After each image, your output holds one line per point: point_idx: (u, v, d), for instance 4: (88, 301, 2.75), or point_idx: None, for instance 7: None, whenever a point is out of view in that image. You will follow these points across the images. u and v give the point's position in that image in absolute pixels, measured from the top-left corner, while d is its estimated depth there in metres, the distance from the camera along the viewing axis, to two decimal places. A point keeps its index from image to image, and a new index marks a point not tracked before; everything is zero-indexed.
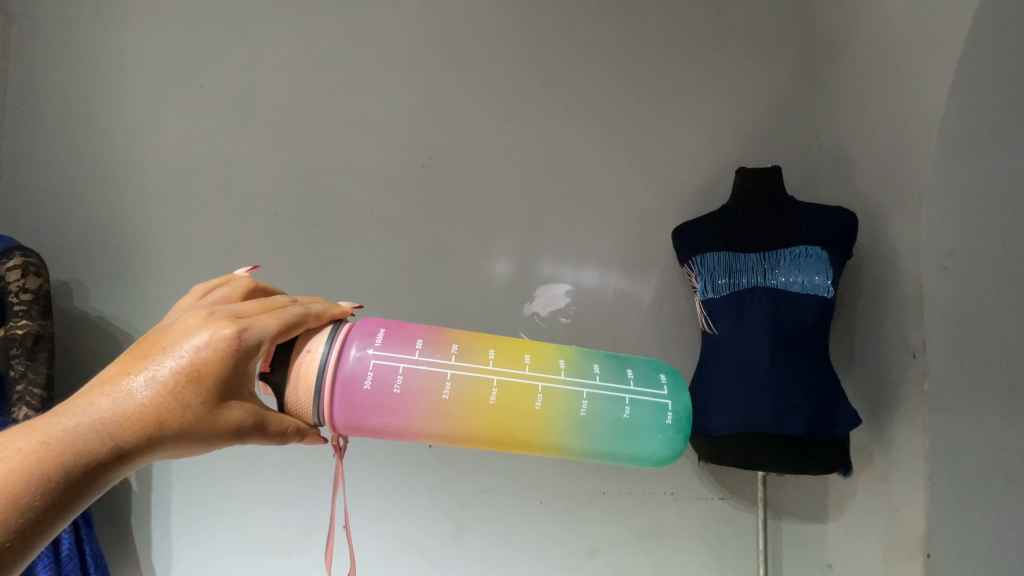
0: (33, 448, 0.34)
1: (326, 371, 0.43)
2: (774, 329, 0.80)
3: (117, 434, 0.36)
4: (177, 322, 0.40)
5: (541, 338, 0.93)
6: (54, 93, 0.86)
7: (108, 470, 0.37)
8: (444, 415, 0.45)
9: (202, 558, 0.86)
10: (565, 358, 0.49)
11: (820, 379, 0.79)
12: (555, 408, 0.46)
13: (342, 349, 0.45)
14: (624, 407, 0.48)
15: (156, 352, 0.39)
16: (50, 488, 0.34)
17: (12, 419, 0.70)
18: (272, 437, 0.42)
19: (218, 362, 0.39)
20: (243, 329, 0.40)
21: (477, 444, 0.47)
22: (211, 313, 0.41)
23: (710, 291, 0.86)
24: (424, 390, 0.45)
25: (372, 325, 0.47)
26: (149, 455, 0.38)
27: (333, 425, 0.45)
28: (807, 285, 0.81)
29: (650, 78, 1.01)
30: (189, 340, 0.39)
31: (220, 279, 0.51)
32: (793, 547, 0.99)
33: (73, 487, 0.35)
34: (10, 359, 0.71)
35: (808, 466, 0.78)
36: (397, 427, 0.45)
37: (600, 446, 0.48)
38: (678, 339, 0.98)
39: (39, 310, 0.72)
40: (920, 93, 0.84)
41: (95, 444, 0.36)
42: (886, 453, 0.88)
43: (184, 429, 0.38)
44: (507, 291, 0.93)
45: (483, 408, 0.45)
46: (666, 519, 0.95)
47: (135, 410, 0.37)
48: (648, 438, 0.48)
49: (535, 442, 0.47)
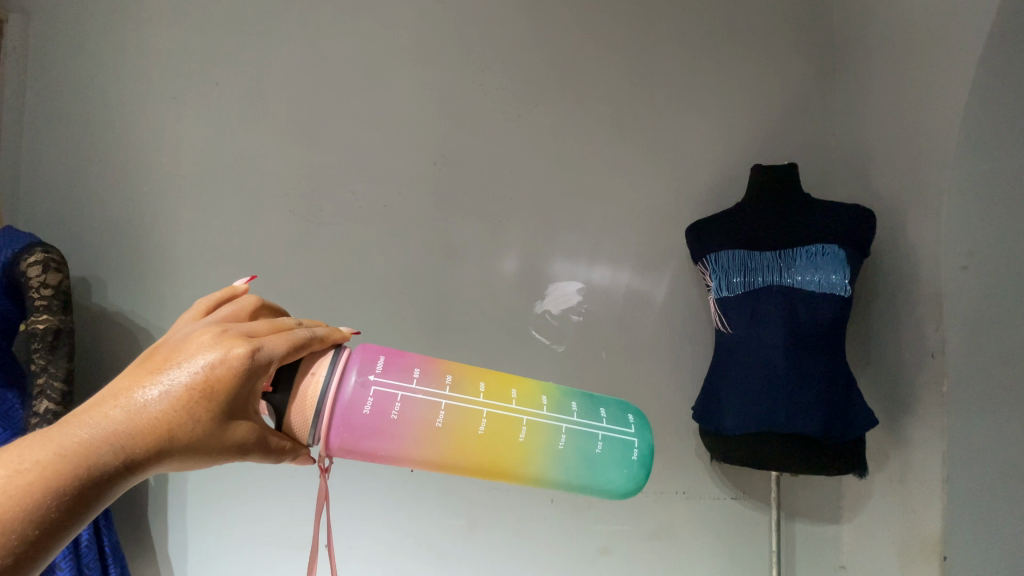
0: (48, 460, 0.33)
1: (327, 396, 0.43)
2: (789, 331, 0.79)
3: (129, 447, 0.35)
4: (190, 336, 0.40)
5: (552, 336, 0.93)
6: (72, 92, 0.87)
7: (116, 482, 0.35)
8: (435, 443, 0.45)
9: (216, 551, 0.87)
10: (547, 393, 0.49)
11: (835, 380, 0.78)
12: (536, 441, 0.46)
13: (344, 374, 0.45)
14: (596, 443, 0.48)
15: (169, 365, 0.38)
16: (62, 500, 0.33)
17: (32, 413, 0.71)
18: (272, 453, 0.42)
19: (231, 378, 0.39)
20: (257, 348, 0.40)
21: (462, 472, 0.46)
22: (224, 330, 0.41)
23: (725, 289, 0.84)
24: (418, 418, 0.45)
25: (372, 351, 0.47)
26: (156, 466, 0.37)
27: (327, 447, 0.44)
28: (824, 284, 0.80)
29: (664, 74, 1.00)
30: (203, 357, 0.39)
31: (221, 292, 0.51)
32: (805, 548, 0.98)
33: (85, 499, 0.34)
34: (30, 353, 0.72)
35: (821, 468, 0.77)
36: (389, 453, 0.44)
37: (573, 478, 0.47)
38: (689, 338, 0.98)
39: (59, 305, 0.74)
40: (939, 89, 0.83)
41: (110, 457, 0.35)
42: (901, 455, 0.87)
43: (194, 444, 0.38)
44: (517, 288, 0.93)
45: (472, 438, 0.45)
46: (678, 517, 0.95)
47: (148, 423, 0.36)
48: (615, 473, 0.48)
49: (515, 472, 0.46)
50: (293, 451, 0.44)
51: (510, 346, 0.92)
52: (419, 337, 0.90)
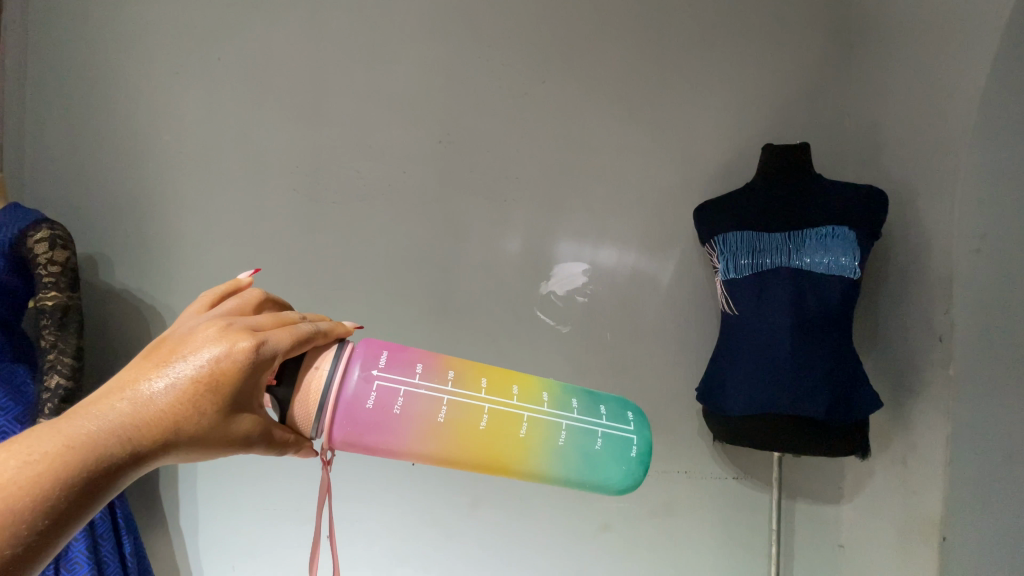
0: (58, 451, 0.32)
1: (330, 390, 0.43)
2: (796, 313, 0.78)
3: (137, 438, 0.35)
4: (196, 329, 0.40)
5: (557, 318, 0.93)
6: (73, 66, 0.86)
7: (124, 474, 0.35)
8: (437, 438, 0.45)
9: (226, 524, 0.89)
10: (548, 390, 0.49)
11: (841, 363, 0.77)
12: (536, 437, 0.46)
13: (347, 369, 0.45)
14: (596, 440, 0.48)
15: (174, 358, 0.38)
16: (72, 491, 0.33)
17: (42, 388, 0.72)
18: (275, 446, 0.42)
19: (236, 372, 0.39)
20: (261, 343, 0.40)
21: (462, 467, 0.47)
22: (228, 324, 0.40)
23: (732, 271, 0.83)
24: (421, 413, 0.45)
25: (375, 346, 0.47)
26: (162, 458, 0.37)
27: (330, 440, 0.44)
28: (833, 266, 0.79)
29: (675, 50, 0.98)
30: (208, 350, 0.38)
31: (226, 286, 0.50)
32: (805, 527, 1.00)
33: (93, 490, 0.34)
34: (40, 329, 0.73)
35: (824, 450, 0.77)
36: (391, 447, 0.45)
37: (571, 474, 0.48)
38: (695, 319, 0.97)
39: (67, 282, 0.74)
40: (959, 67, 0.80)
41: (117, 448, 0.34)
42: (905, 438, 0.87)
43: (200, 437, 0.37)
44: (523, 268, 0.93)
45: (474, 433, 0.45)
46: (679, 495, 0.96)
47: (154, 416, 0.36)
48: (613, 469, 0.48)
49: (515, 467, 0.47)
50: (294, 444, 0.44)
51: (515, 327, 0.92)
52: (424, 317, 0.91)
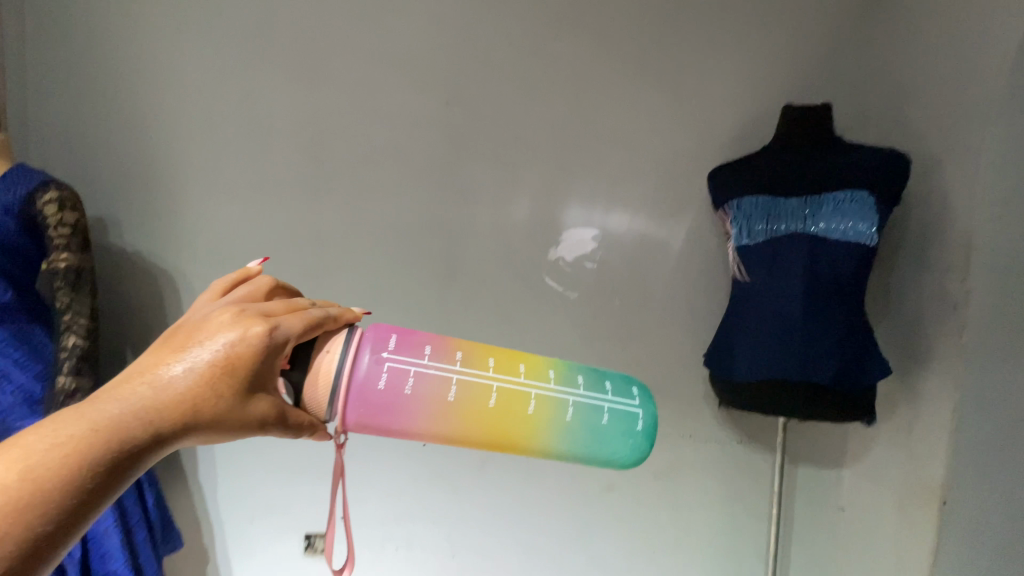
0: (81, 435, 0.33)
1: (341, 373, 0.44)
2: (810, 280, 0.77)
3: (156, 422, 0.36)
4: (210, 316, 0.40)
5: (565, 284, 0.93)
6: (71, 22, 0.84)
7: (145, 457, 0.36)
8: (447, 417, 0.45)
9: (242, 482, 0.92)
10: (554, 368, 0.49)
11: (853, 330, 0.77)
12: (544, 414, 0.46)
13: (356, 353, 0.45)
14: (603, 415, 0.48)
15: (191, 344, 0.38)
16: (96, 473, 0.33)
17: (60, 348, 0.73)
18: (292, 429, 0.42)
19: (251, 356, 0.39)
20: (273, 328, 0.40)
21: (473, 447, 0.47)
22: (242, 310, 0.41)
23: (746, 236, 0.82)
24: (430, 394, 0.45)
25: (383, 330, 0.48)
26: (181, 442, 0.37)
27: (344, 423, 0.45)
28: (850, 232, 0.77)
29: (692, 5, 0.93)
30: (222, 335, 0.39)
31: (238, 274, 0.51)
32: (805, 490, 1.02)
33: (116, 473, 0.35)
34: (54, 291, 0.74)
35: (831, 415, 0.78)
36: (404, 428, 0.45)
37: (580, 450, 0.47)
38: (704, 287, 0.96)
39: (78, 245, 0.74)
40: (992, 22, 0.76)
41: (138, 432, 0.35)
42: (911, 405, 0.88)
43: (217, 422, 0.38)
44: (531, 233, 0.92)
45: (483, 411, 0.45)
46: (683, 459, 0.98)
47: (172, 400, 0.36)
48: (622, 443, 0.48)
49: (525, 445, 0.47)
50: (311, 429, 0.44)
51: (522, 293, 0.92)
52: (432, 282, 0.91)
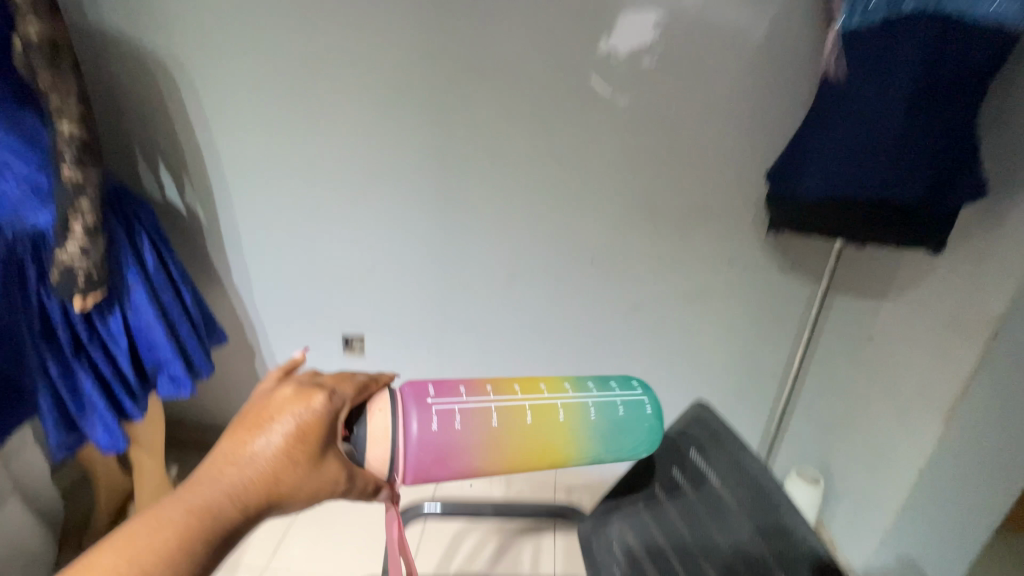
0: (183, 520, 0.35)
1: (394, 437, 0.42)
2: (920, 80, 0.60)
3: (245, 500, 0.36)
4: (275, 389, 0.40)
5: (609, 85, 0.81)
6: None
7: (238, 533, 0.37)
8: (497, 446, 0.44)
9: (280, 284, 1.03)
10: (568, 378, 0.49)
11: (958, 144, 0.63)
12: (576, 421, 0.46)
13: (402, 415, 0.43)
14: (618, 407, 0.47)
15: (263, 419, 0.38)
16: (200, 554, 0.35)
17: (55, 133, 0.69)
18: (361, 493, 0.41)
19: (319, 425, 0.39)
20: (333, 394, 0.40)
21: (517, 471, 0.45)
22: (301, 381, 0.41)
23: (858, 14, 0.64)
24: (478, 430, 0.44)
25: (418, 382, 0.45)
26: (268, 515, 0.38)
27: (402, 486, 0.43)
28: (1004, 10, 0.56)
29: None
30: (289, 407, 0.38)
31: None
32: (841, 320, 0.98)
33: (213, 553, 0.36)
34: (32, 69, 0.67)
35: (896, 237, 0.71)
36: (459, 467, 0.43)
37: (615, 450, 0.47)
38: (781, 92, 0.79)
39: (45, 10, 0.66)
40: None
41: (230, 513, 0.36)
42: (991, 229, 0.71)
43: (299, 492, 0.38)
44: (572, 15, 0.77)
45: (523, 432, 0.44)
46: (716, 284, 0.95)
47: (254, 474, 0.37)
48: (640, 430, 0.48)
49: (567, 454, 0.46)
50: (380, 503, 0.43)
51: (557, 93, 0.82)
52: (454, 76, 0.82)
